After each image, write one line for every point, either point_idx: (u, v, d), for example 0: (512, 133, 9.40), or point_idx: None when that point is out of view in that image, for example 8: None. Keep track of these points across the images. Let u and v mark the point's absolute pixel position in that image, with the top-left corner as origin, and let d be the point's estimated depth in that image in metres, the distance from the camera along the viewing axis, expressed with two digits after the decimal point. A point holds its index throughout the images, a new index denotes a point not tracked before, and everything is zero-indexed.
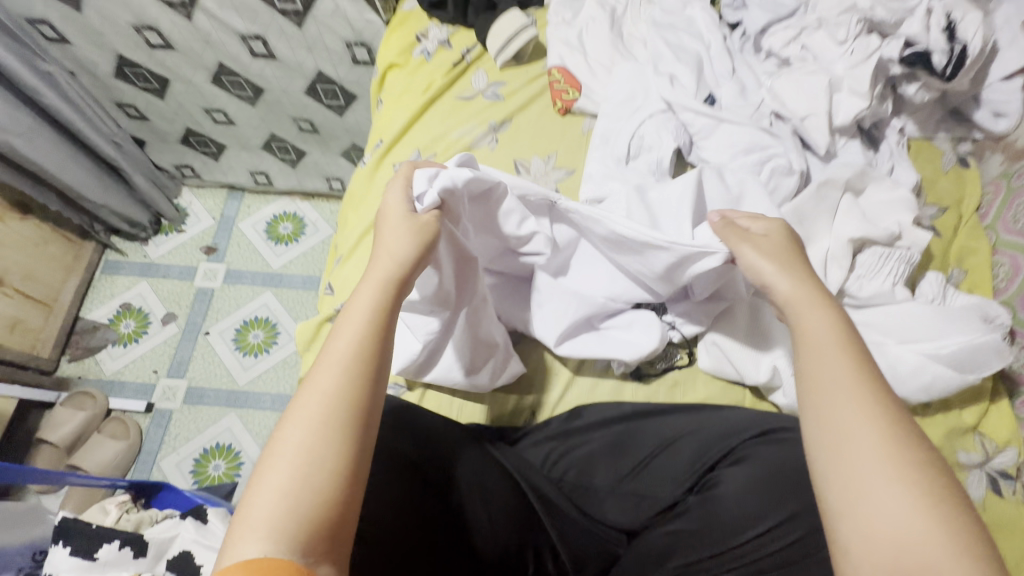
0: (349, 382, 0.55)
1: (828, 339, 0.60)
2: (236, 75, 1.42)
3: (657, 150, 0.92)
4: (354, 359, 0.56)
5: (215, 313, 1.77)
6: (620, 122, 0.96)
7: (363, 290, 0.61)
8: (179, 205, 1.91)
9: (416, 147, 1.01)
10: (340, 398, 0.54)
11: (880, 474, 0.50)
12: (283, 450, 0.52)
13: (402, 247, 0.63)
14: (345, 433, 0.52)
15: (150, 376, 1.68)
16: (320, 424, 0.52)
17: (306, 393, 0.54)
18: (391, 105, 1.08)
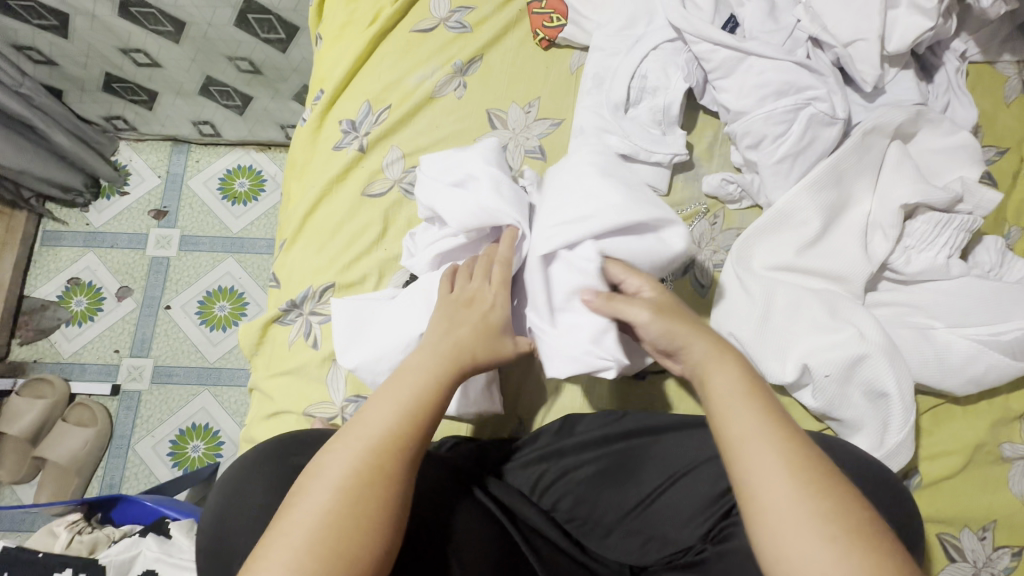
0: (372, 487, 0.46)
1: (730, 384, 0.50)
2: (147, 5, 1.17)
3: (664, 92, 0.76)
4: (383, 461, 0.48)
5: (174, 284, 1.61)
6: (617, 56, 0.77)
7: (402, 377, 0.53)
8: (119, 163, 1.69)
9: (365, 98, 0.82)
10: (353, 505, 0.45)
11: (811, 530, 0.41)
12: (303, 503, 0.46)
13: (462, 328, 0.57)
14: (386, 504, 0.46)
15: (112, 357, 1.55)
16: (322, 535, 0.44)
17: (339, 453, 0.48)
18: (331, 43, 0.87)
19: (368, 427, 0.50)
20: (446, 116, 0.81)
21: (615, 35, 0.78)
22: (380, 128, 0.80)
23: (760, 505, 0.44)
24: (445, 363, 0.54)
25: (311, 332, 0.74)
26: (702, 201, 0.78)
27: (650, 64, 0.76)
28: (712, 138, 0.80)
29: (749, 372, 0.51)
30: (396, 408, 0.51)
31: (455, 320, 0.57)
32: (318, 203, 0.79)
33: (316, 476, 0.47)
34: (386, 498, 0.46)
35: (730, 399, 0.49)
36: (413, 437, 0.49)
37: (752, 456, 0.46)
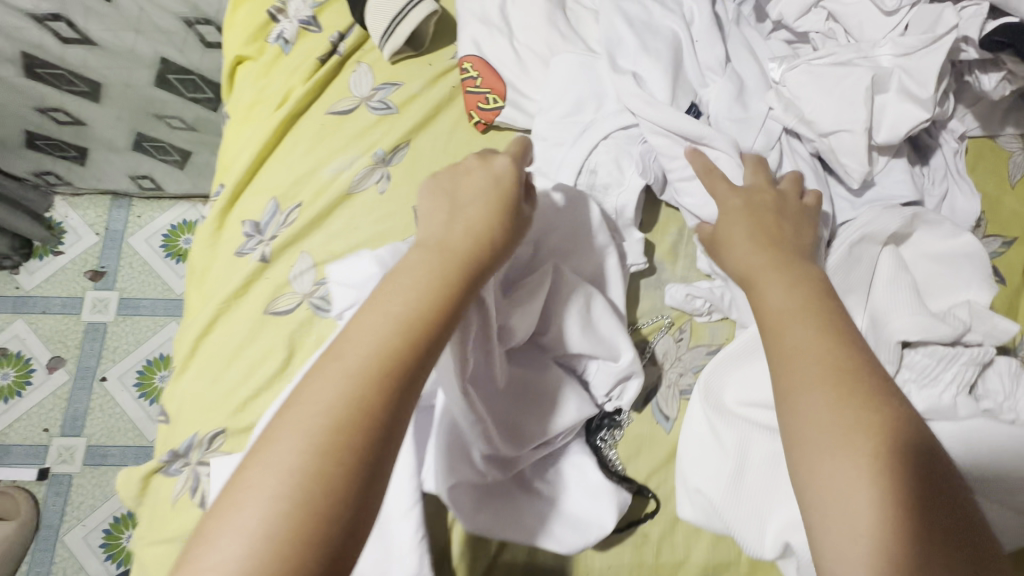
0: (371, 389, 0.41)
1: (786, 306, 0.50)
2: (55, 68, 1.00)
3: (619, 189, 0.65)
4: (375, 363, 0.42)
5: (111, 353, 1.48)
6: (562, 147, 0.67)
7: (411, 257, 0.48)
8: (52, 220, 1.55)
9: (272, 194, 0.70)
10: (352, 406, 0.40)
11: (847, 452, 0.43)
12: (273, 451, 0.39)
13: (452, 229, 0.50)
14: (365, 445, 0.40)
15: (41, 436, 1.41)
16: (320, 441, 0.39)
17: (307, 394, 0.41)
18: (237, 125, 0.75)
19: (368, 311, 0.44)
20: (366, 215, 0.69)
21: (558, 122, 0.67)
22: (289, 230, 0.68)
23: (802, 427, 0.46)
24: (452, 251, 0.48)
25: (198, 487, 0.61)
26: (666, 312, 0.67)
27: (600, 156, 0.65)
28: (677, 235, 0.69)
29: (818, 291, 0.52)
30: (407, 294, 0.45)
31: (460, 206, 0.51)
32: (215, 322, 0.67)
33: (319, 365, 0.43)
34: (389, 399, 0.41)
35: (785, 319, 0.50)
36: (410, 328, 0.43)
37: (799, 380, 0.47)
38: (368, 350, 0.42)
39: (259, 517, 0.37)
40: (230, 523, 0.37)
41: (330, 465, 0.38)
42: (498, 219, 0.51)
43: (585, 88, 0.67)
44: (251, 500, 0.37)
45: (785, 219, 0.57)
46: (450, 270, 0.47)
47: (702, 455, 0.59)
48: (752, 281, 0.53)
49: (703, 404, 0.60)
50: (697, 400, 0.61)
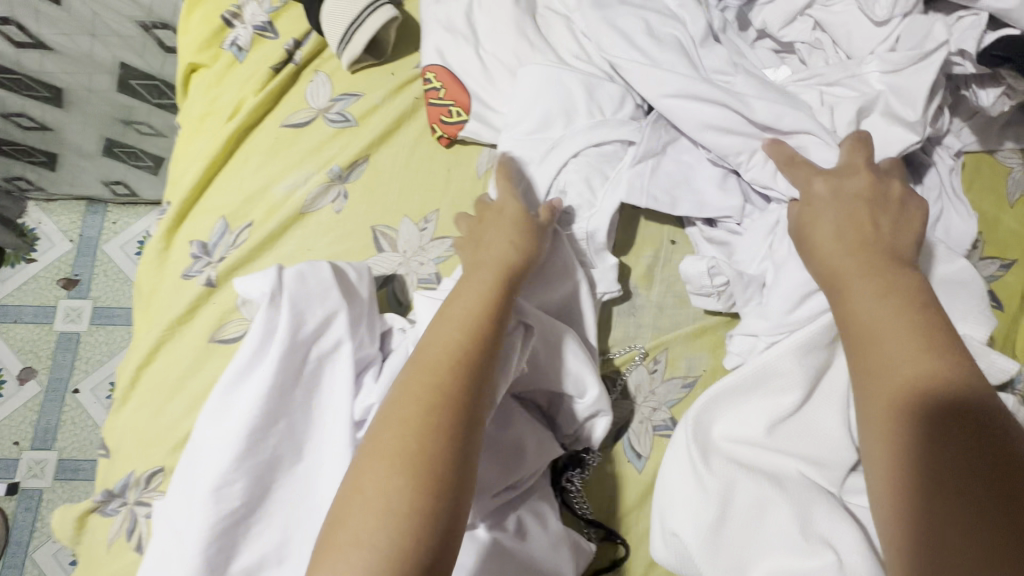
0: (460, 381, 0.44)
1: (881, 313, 0.46)
2: (11, 73, 0.93)
3: (591, 212, 0.61)
4: (463, 357, 0.45)
5: (84, 364, 1.44)
6: (532, 167, 0.62)
7: (473, 269, 0.52)
8: (25, 227, 1.51)
9: (221, 213, 0.66)
10: (447, 399, 0.43)
11: (898, 413, 0.43)
12: (377, 437, 0.42)
13: (502, 244, 0.54)
14: (452, 419, 0.42)
15: (11, 450, 1.37)
16: (426, 431, 0.42)
17: (403, 386, 0.44)
18: (187, 138, 0.70)
19: (446, 315, 0.48)
20: (321, 236, 0.65)
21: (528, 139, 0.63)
22: (238, 253, 0.64)
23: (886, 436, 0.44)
24: (495, 263, 0.52)
25: (135, 529, 0.57)
26: (640, 341, 0.63)
27: (571, 177, 0.62)
28: (653, 257, 0.65)
29: (919, 293, 0.47)
30: (474, 298, 0.49)
31: (501, 220, 0.56)
32: (157, 350, 0.63)
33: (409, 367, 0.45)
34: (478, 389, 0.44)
35: (873, 327, 0.46)
36: (489, 326, 0.48)
37: (879, 342, 0.45)
38: (456, 346, 0.46)
39: (390, 504, 0.39)
40: (359, 504, 0.39)
41: (431, 440, 0.41)
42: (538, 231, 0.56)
43: (555, 101, 0.62)
44: (371, 490, 0.40)
45: (884, 214, 0.52)
46: (507, 275, 0.52)
47: (677, 490, 0.54)
48: (835, 283, 0.49)
49: (690, 439, 0.54)
50: (682, 433, 0.55)
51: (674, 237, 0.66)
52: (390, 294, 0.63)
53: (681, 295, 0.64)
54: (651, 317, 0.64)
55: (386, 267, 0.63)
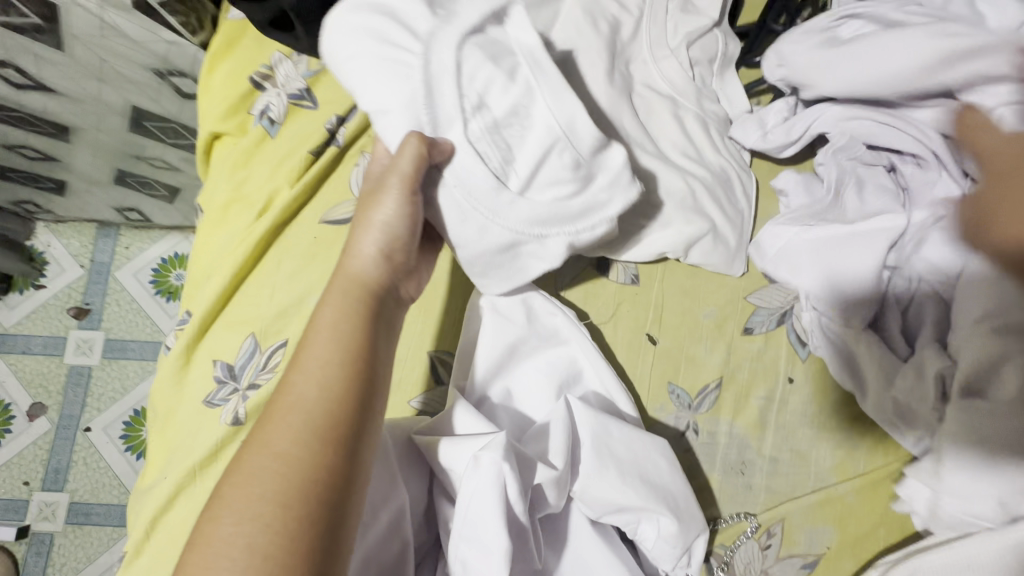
0: (310, 461, 0.36)
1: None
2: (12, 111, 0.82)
3: (536, 125, 0.48)
4: (305, 426, 0.37)
5: (96, 401, 1.33)
6: (444, 97, 0.44)
7: (325, 300, 0.43)
8: (33, 251, 1.40)
9: (250, 328, 0.55)
10: (289, 483, 0.35)
11: None
12: (217, 523, 0.34)
13: (369, 247, 0.46)
14: (311, 482, 0.35)
15: (20, 490, 1.27)
16: (271, 536, 0.33)
17: (244, 455, 0.36)
18: (209, 228, 0.60)
19: (301, 372, 0.39)
20: None
21: (475, 53, 0.45)
22: (271, 381, 0.54)
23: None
24: (362, 277, 0.45)
25: None
26: (752, 508, 0.52)
27: (500, 106, 0.46)
28: (766, 398, 0.54)
29: None
30: (331, 346, 0.41)
31: (355, 238, 0.47)
32: (175, 499, 0.53)
33: (247, 446, 0.37)
34: (334, 468, 0.37)
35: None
36: (342, 375, 0.40)
37: None
38: (305, 414, 0.38)
39: None
40: None
41: (277, 511, 0.34)
42: (397, 239, 0.47)
43: (500, 38, 0.48)
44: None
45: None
46: (365, 295, 0.44)
47: None
48: None
49: None
50: None
51: (792, 374, 0.55)
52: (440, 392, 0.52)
53: (800, 448, 0.53)
54: (764, 478, 0.53)
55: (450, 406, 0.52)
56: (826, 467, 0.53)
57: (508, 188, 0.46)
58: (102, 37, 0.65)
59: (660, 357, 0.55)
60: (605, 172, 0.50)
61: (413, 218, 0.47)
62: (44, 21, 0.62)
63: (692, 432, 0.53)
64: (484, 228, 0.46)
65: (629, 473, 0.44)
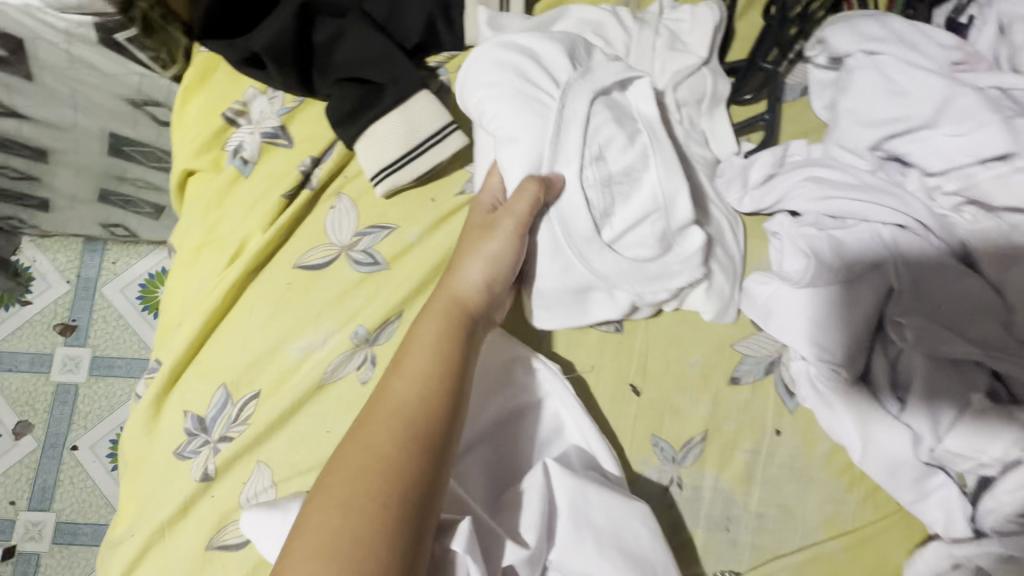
0: (410, 470, 0.38)
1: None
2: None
3: (642, 190, 0.50)
4: (405, 432, 0.40)
5: (84, 418, 1.17)
6: (569, 145, 0.49)
7: (426, 316, 0.46)
8: (19, 265, 1.22)
9: (221, 379, 0.54)
10: (391, 485, 0.38)
11: None
12: (321, 505, 0.37)
13: (472, 268, 0.48)
14: (409, 485, 0.38)
15: (5, 510, 1.11)
16: (369, 531, 0.36)
17: (351, 446, 0.40)
18: (181, 271, 0.58)
19: (401, 379, 0.42)
20: (343, 417, 0.53)
21: (605, 112, 0.50)
22: (242, 434, 0.52)
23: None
24: (458, 297, 0.47)
25: None
26: (736, 564, 0.51)
27: (616, 158, 0.50)
28: (752, 451, 0.53)
29: None
30: (429, 360, 0.43)
31: (458, 260, 0.49)
32: (144, 555, 0.52)
33: (351, 441, 0.40)
34: (427, 476, 0.39)
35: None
36: (442, 391, 0.42)
37: None
38: (410, 424, 0.40)
39: None
40: None
41: (379, 503, 0.37)
42: (498, 273, 0.48)
43: (624, 98, 0.52)
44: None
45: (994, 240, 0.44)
46: (463, 314, 0.46)
47: None
48: None
49: None
50: None
51: (779, 426, 0.53)
52: None
53: (787, 503, 0.52)
54: (750, 534, 0.51)
55: None
56: (813, 523, 0.52)
57: (600, 237, 0.49)
58: (72, 69, 0.63)
59: (644, 409, 0.53)
60: (684, 248, 0.51)
61: (512, 250, 0.48)
62: (10, 54, 0.60)
63: (676, 486, 0.52)
64: (568, 267, 0.50)
65: (606, 543, 0.42)
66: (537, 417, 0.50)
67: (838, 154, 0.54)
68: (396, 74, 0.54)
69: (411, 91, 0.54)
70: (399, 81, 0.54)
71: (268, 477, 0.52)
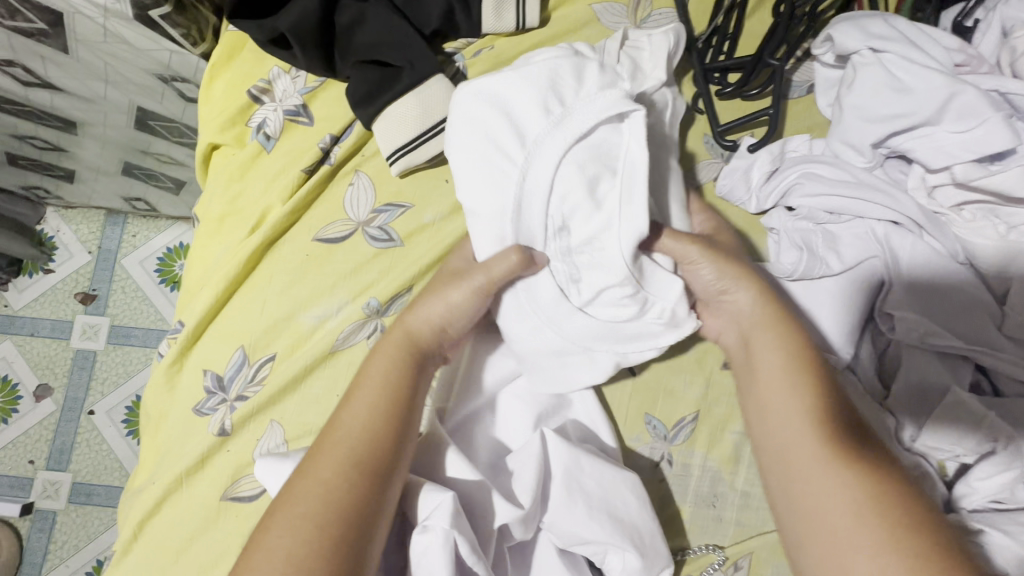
0: (352, 492, 0.40)
1: (777, 374, 0.46)
2: (24, 105, 0.83)
3: (608, 258, 0.49)
4: (350, 457, 0.42)
5: (101, 383, 1.20)
6: (530, 218, 0.48)
7: (381, 348, 0.48)
8: (43, 235, 1.24)
9: (240, 341, 0.57)
10: (331, 507, 0.39)
11: (835, 468, 0.40)
12: (275, 527, 0.39)
13: (428, 308, 0.49)
14: (351, 503, 0.40)
15: (26, 468, 1.16)
16: (308, 550, 0.37)
17: (302, 470, 0.42)
18: (203, 239, 0.61)
19: (350, 409, 0.44)
20: (353, 382, 0.56)
21: (572, 168, 0.48)
22: (258, 394, 0.55)
23: (808, 523, 0.40)
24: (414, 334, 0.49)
25: None
26: (721, 537, 0.53)
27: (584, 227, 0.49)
28: (742, 433, 0.55)
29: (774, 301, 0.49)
30: (377, 394, 0.45)
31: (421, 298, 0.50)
32: (163, 503, 0.55)
33: (301, 467, 0.42)
34: (367, 498, 0.41)
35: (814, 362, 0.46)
36: (391, 421, 0.44)
37: (778, 405, 0.45)
38: (354, 448, 0.42)
39: None
40: None
41: (321, 521, 0.39)
42: (456, 319, 0.49)
43: (610, 140, 0.49)
44: None
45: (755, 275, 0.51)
46: (416, 350, 0.48)
47: None
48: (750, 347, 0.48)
49: None
50: None
51: None
52: None
53: None
54: (735, 511, 0.54)
55: None
56: None
57: (567, 301, 0.49)
58: (107, 44, 0.67)
59: (639, 388, 0.56)
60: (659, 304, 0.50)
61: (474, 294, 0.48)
62: (50, 27, 0.64)
63: (666, 463, 0.54)
64: (538, 329, 0.50)
65: (596, 507, 0.45)
66: (539, 392, 0.51)
67: (839, 150, 0.55)
68: (414, 57, 0.57)
69: (427, 73, 0.57)
70: (415, 65, 0.57)
71: (281, 435, 0.55)
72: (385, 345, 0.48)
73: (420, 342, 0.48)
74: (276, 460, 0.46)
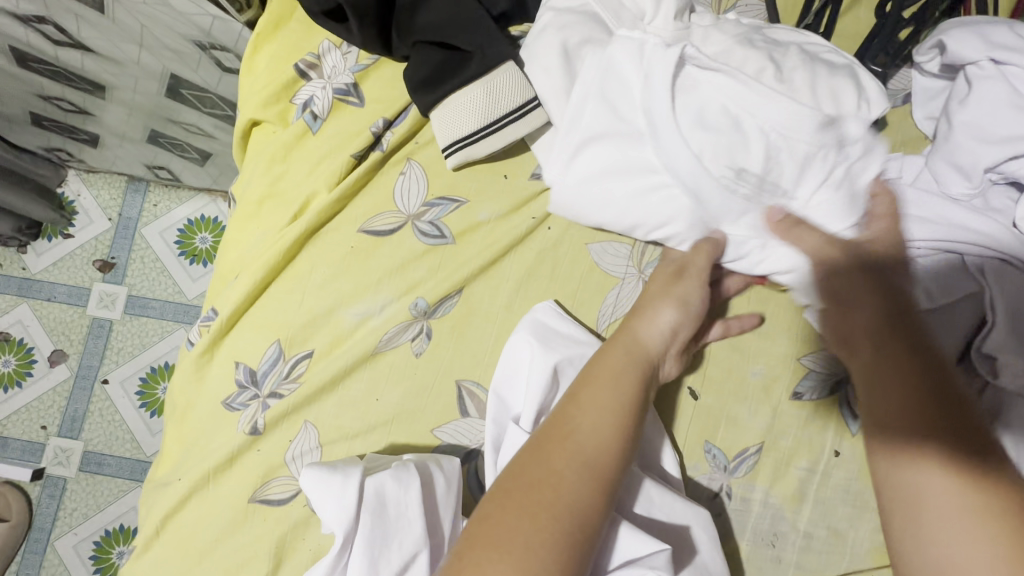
0: (588, 498, 0.39)
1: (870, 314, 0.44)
2: (53, 65, 0.78)
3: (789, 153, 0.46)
4: (588, 459, 0.41)
5: (117, 353, 1.18)
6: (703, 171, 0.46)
7: (614, 348, 0.47)
8: (63, 199, 1.21)
9: (276, 334, 0.53)
10: (568, 507, 0.39)
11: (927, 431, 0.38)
12: (506, 511, 0.38)
13: (667, 315, 0.48)
14: (587, 510, 0.39)
15: (38, 433, 1.14)
16: (544, 541, 0.37)
17: (537, 459, 0.41)
18: (241, 222, 0.58)
19: (583, 406, 0.43)
20: (394, 387, 0.52)
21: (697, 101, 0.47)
22: (294, 392, 0.52)
23: (905, 478, 0.38)
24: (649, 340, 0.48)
25: None
26: None
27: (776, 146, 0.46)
28: (809, 469, 0.51)
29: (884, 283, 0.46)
30: (614, 396, 0.44)
31: (656, 300, 0.49)
32: (189, 499, 0.52)
33: (530, 457, 0.41)
34: (596, 509, 0.40)
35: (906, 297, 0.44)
36: (624, 430, 0.43)
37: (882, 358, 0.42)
38: (589, 450, 0.41)
39: None
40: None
41: (558, 520, 0.38)
42: (691, 326, 0.49)
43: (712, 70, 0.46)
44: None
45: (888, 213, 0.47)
46: (649, 357, 0.47)
47: None
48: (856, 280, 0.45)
49: None
50: None
51: (839, 447, 0.51)
52: (472, 471, 0.51)
53: (837, 527, 0.50)
54: (796, 552, 0.50)
55: (473, 437, 0.51)
56: (863, 549, 0.50)
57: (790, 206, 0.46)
58: (146, 5, 0.62)
59: (700, 414, 0.52)
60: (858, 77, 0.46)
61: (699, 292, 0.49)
62: None
63: (724, 496, 0.51)
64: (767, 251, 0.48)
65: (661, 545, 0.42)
66: None
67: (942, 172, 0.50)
68: (483, 41, 0.52)
69: (496, 58, 0.52)
70: (485, 51, 0.52)
71: (315, 438, 0.51)
72: (617, 345, 0.47)
73: (653, 350, 0.47)
74: (318, 472, 0.43)
